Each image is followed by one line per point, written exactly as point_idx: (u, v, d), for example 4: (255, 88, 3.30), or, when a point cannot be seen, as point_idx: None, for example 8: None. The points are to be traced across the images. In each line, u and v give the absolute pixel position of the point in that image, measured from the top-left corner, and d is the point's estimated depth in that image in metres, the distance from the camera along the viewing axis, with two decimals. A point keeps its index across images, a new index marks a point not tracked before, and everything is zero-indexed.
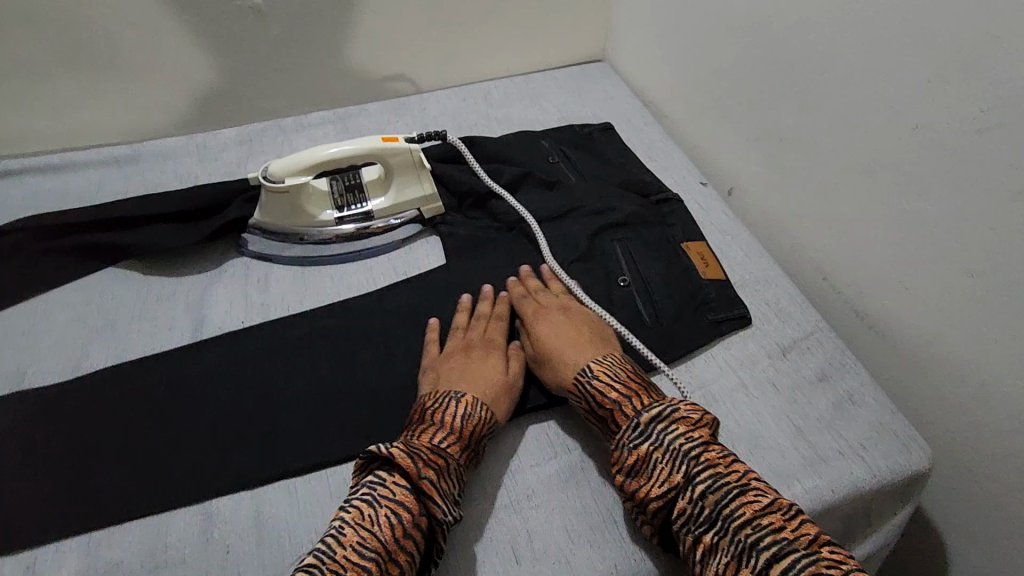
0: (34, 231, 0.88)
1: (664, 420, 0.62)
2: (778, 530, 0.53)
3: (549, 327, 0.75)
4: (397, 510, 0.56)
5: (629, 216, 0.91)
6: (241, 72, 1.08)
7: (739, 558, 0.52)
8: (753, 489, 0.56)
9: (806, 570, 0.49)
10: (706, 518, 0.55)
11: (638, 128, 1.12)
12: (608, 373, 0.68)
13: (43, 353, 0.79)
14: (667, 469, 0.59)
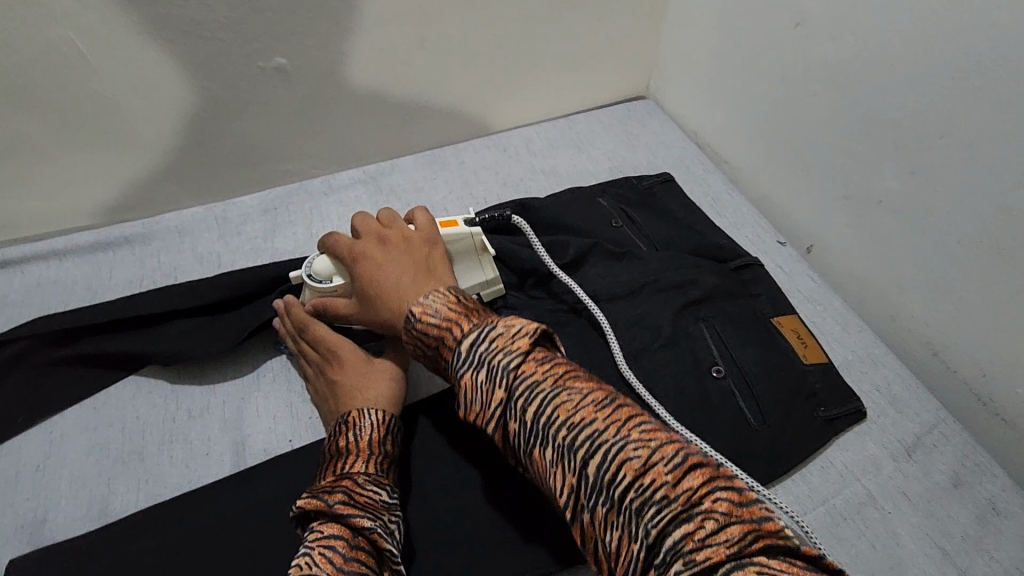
0: (34, 340, 0.76)
1: (479, 338, 0.54)
2: (591, 424, 0.48)
3: (380, 267, 0.68)
4: (328, 542, 0.51)
5: (713, 291, 0.82)
6: (259, 134, 0.98)
7: (563, 465, 0.48)
8: (571, 388, 0.51)
9: (613, 460, 0.46)
10: (531, 433, 0.51)
11: (697, 178, 1.03)
12: (429, 312, 0.59)
13: (62, 494, 0.68)
14: (490, 388, 0.53)
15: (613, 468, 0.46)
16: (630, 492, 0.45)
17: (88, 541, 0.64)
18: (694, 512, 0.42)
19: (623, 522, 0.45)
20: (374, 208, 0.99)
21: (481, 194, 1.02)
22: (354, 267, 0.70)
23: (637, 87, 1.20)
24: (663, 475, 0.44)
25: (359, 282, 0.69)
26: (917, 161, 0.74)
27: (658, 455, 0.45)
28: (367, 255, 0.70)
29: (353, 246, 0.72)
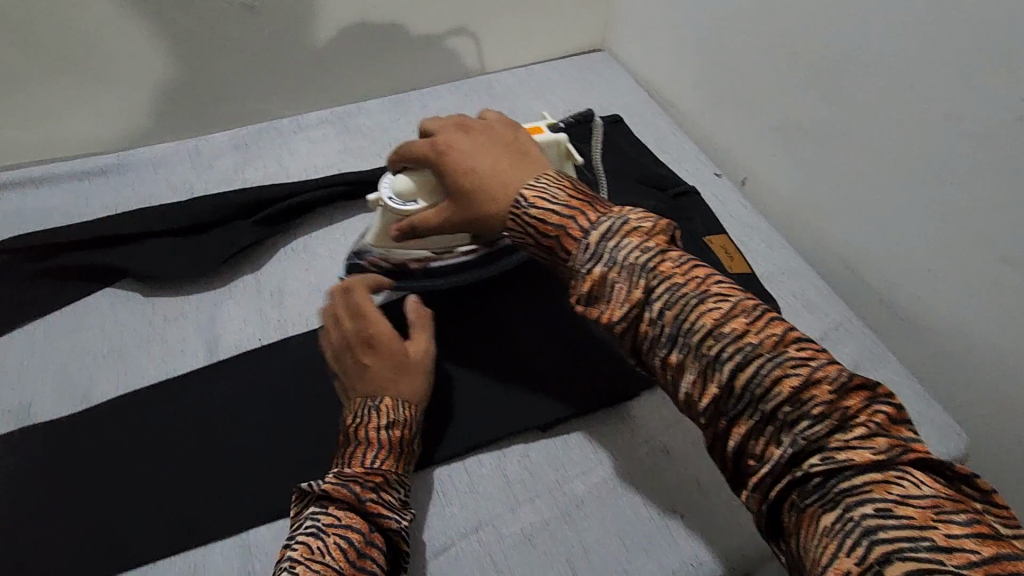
0: (14, 253, 0.81)
1: (614, 236, 0.54)
2: (740, 335, 0.48)
3: (469, 154, 0.65)
4: (345, 534, 0.54)
5: (650, 212, 0.90)
6: (231, 73, 1.04)
7: (704, 371, 0.49)
8: (719, 296, 0.50)
9: (769, 374, 0.47)
10: (670, 336, 0.51)
11: (645, 119, 1.10)
12: (544, 199, 0.59)
13: (46, 384, 0.73)
14: (626, 287, 0.52)
15: (768, 380, 0.47)
16: (786, 402, 0.46)
17: (69, 421, 0.70)
18: (848, 424, 0.45)
19: (771, 425, 0.47)
20: (341, 144, 1.05)
21: None
22: (435, 158, 0.67)
23: (593, 41, 1.27)
24: (826, 390, 0.46)
25: (448, 171, 0.65)
26: (825, 89, 0.82)
27: (819, 371, 0.47)
28: (456, 144, 0.66)
29: (434, 139, 0.68)
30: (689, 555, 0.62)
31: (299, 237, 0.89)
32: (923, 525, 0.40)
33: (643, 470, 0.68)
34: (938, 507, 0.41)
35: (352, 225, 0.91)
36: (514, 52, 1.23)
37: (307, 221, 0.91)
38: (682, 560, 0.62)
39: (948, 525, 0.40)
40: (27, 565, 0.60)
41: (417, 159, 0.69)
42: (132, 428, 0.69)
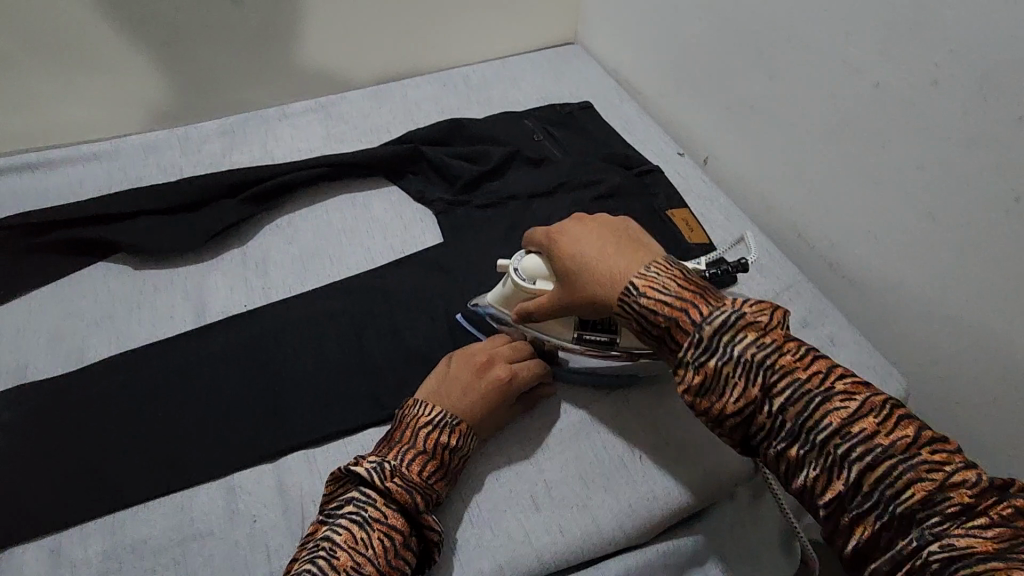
0: (9, 231, 0.86)
1: (728, 330, 0.54)
2: (865, 435, 0.48)
3: (587, 241, 0.65)
4: (389, 535, 0.56)
5: (615, 188, 0.95)
6: (217, 63, 1.09)
7: (828, 469, 0.49)
8: (850, 399, 0.50)
9: (901, 476, 0.46)
10: (790, 432, 0.51)
11: (615, 105, 1.16)
12: (656, 288, 0.59)
13: (41, 349, 0.77)
14: (743, 382, 0.52)
15: (887, 473, 0.47)
16: (912, 496, 0.46)
17: (63, 379, 0.74)
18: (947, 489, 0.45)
19: (897, 522, 0.46)
20: (325, 130, 1.10)
21: (423, 120, 1.13)
22: (551, 247, 0.67)
23: (567, 34, 1.33)
24: (944, 476, 0.46)
25: (561, 256, 0.66)
26: (774, 68, 0.88)
27: (927, 448, 0.47)
28: (572, 233, 0.67)
29: (550, 228, 0.68)
30: (643, 491, 0.68)
31: (282, 215, 0.94)
32: None
33: (606, 417, 0.73)
34: None
35: (333, 204, 0.95)
36: (489, 45, 1.29)
37: (290, 200, 0.96)
38: (638, 495, 0.67)
39: None
40: (23, 507, 0.63)
41: (540, 247, 0.69)
42: (124, 385, 0.74)
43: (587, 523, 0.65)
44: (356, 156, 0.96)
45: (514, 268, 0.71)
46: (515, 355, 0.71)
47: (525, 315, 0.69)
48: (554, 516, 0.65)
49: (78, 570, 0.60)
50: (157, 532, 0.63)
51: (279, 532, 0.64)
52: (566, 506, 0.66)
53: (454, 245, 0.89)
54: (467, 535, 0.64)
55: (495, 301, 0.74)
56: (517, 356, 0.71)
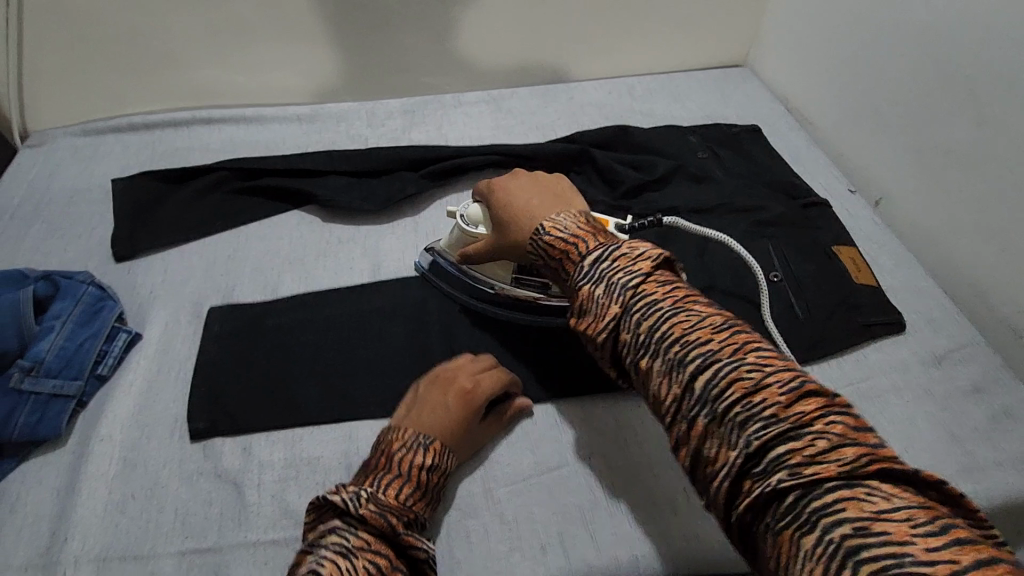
0: (229, 172, 0.99)
1: (607, 258, 0.58)
2: (703, 342, 0.49)
3: (517, 189, 0.74)
4: (374, 558, 0.53)
5: (778, 216, 0.94)
6: (411, 47, 1.16)
7: (668, 373, 0.50)
8: (695, 312, 0.52)
9: (728, 381, 0.47)
10: (646, 346, 0.53)
11: (780, 135, 1.15)
12: (559, 229, 0.64)
13: (245, 276, 0.89)
14: (609, 301, 0.56)
15: (720, 382, 0.47)
16: (739, 406, 0.46)
17: (261, 307, 0.84)
18: (805, 432, 0.43)
19: (745, 444, 0.45)
20: (495, 121, 1.17)
21: (586, 123, 1.18)
22: (487, 194, 0.76)
23: (735, 57, 1.32)
24: (778, 395, 0.45)
25: (495, 210, 0.74)
26: (983, 115, 0.83)
27: (772, 377, 0.46)
28: (505, 182, 0.76)
29: (491, 180, 0.77)
30: None
31: (452, 193, 1.01)
32: (902, 540, 0.36)
33: None
34: (909, 520, 0.37)
35: None
36: (660, 58, 1.29)
37: (459, 181, 1.03)
38: None
39: (924, 539, 0.36)
40: (225, 407, 0.73)
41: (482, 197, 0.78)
42: (310, 321, 0.83)
43: (724, 537, 0.65)
44: (528, 149, 1.02)
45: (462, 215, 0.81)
46: (479, 369, 0.72)
47: (469, 258, 0.79)
48: (690, 524, 0.66)
49: (263, 470, 0.69)
50: (328, 453, 0.71)
51: None
52: (703, 517, 0.66)
53: None
54: (605, 521, 0.66)
55: (445, 247, 0.85)
56: (480, 369, 0.72)
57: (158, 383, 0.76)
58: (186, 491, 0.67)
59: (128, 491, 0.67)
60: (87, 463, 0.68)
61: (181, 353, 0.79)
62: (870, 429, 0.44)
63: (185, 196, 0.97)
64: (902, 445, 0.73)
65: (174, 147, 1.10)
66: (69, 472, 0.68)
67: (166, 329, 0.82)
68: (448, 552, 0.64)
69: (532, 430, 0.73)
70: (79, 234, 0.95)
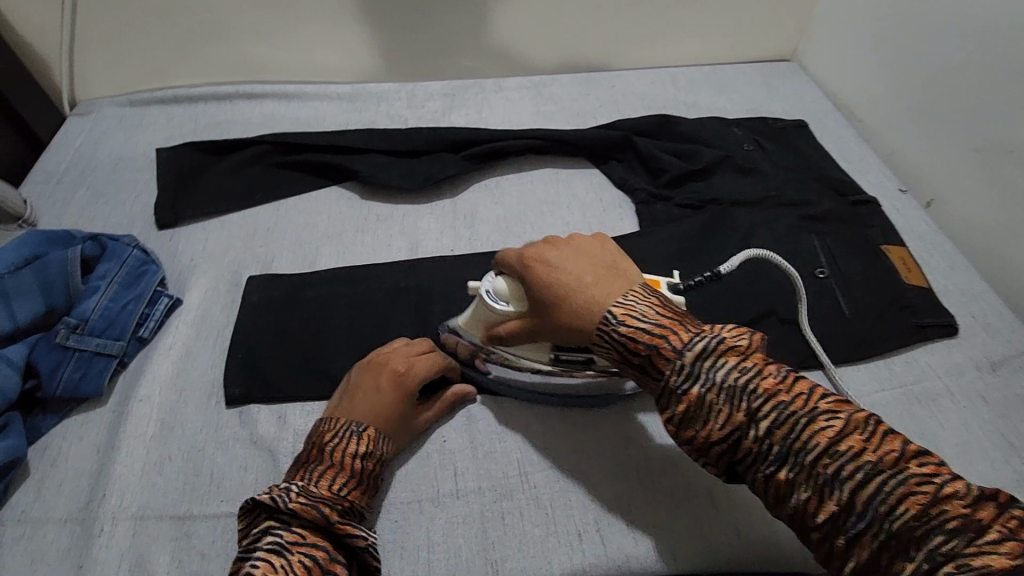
0: (270, 146, 0.99)
1: (708, 356, 0.52)
2: (855, 454, 0.46)
3: (558, 258, 0.62)
4: (310, 552, 0.51)
5: (827, 212, 0.91)
6: (453, 28, 1.14)
7: (820, 490, 0.47)
8: (826, 413, 0.49)
9: (894, 497, 0.44)
10: (777, 456, 0.49)
11: (830, 130, 1.11)
12: (634, 315, 0.56)
13: (283, 249, 0.89)
14: (726, 409, 0.51)
15: (891, 499, 0.44)
16: (915, 521, 0.43)
17: (298, 279, 0.84)
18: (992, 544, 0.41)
19: (896, 545, 0.43)
20: (535, 107, 1.16)
21: (629, 112, 1.15)
22: (522, 273, 0.63)
23: (784, 50, 1.28)
24: (959, 507, 0.43)
25: (533, 286, 0.62)
26: None
27: (941, 486, 0.44)
28: (542, 253, 0.63)
29: (523, 251, 0.64)
30: None
31: (491, 176, 1.00)
32: None
33: None
34: None
35: (538, 175, 1.00)
36: (706, 49, 1.26)
37: (499, 164, 1.01)
38: None
39: None
40: (262, 376, 0.73)
41: (511, 271, 0.65)
42: (346, 295, 0.82)
43: (767, 534, 0.63)
44: (570, 134, 1.00)
45: (488, 290, 0.67)
46: (415, 352, 0.70)
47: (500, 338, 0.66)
48: (732, 517, 0.64)
49: (298, 439, 0.69)
50: None
51: (466, 456, 0.68)
52: (746, 511, 0.64)
53: (653, 234, 0.90)
54: (643, 511, 0.64)
55: (465, 326, 0.71)
56: (417, 352, 0.70)
57: (196, 348, 0.76)
58: (222, 456, 0.67)
59: (165, 452, 0.67)
60: (126, 423, 0.68)
61: (219, 320, 0.80)
62: None
63: (226, 168, 0.97)
64: (955, 451, 0.70)
65: (216, 120, 1.11)
66: (108, 430, 0.68)
67: (205, 296, 0.82)
68: (482, 532, 0.63)
69: (569, 415, 0.71)
70: (123, 201, 0.96)
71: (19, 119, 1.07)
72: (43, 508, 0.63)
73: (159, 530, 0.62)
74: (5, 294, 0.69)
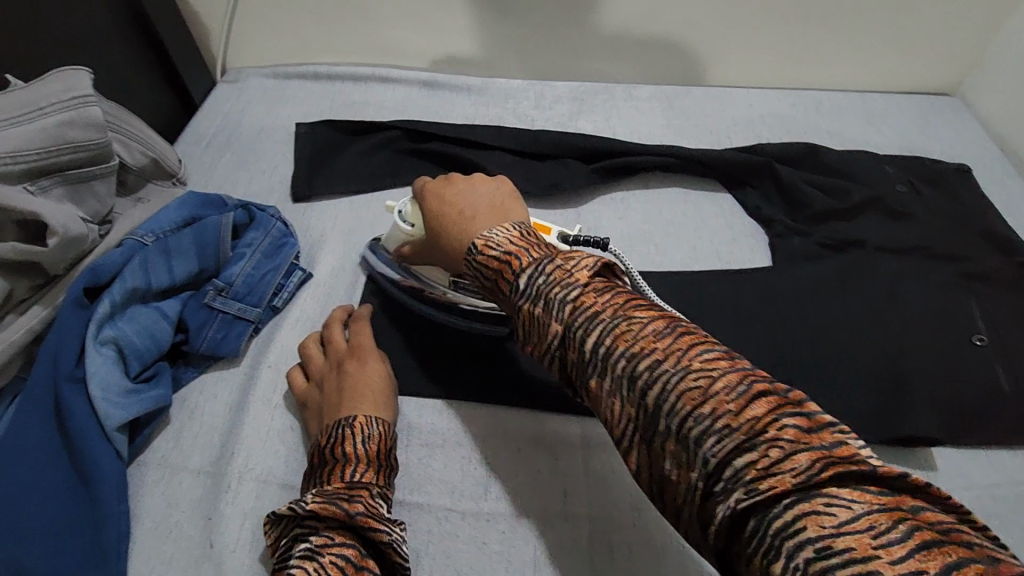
0: (401, 132, 1.00)
1: (540, 269, 0.51)
2: (649, 356, 0.43)
3: (450, 194, 0.66)
4: (340, 550, 0.51)
5: (992, 272, 0.82)
6: (590, 29, 1.11)
7: (624, 397, 0.44)
8: (632, 318, 0.46)
9: (679, 394, 0.41)
10: (590, 365, 0.47)
11: (994, 180, 1.01)
12: (491, 245, 0.56)
13: None
14: (547, 321, 0.49)
15: (670, 396, 0.42)
16: (690, 420, 0.40)
17: None
18: (757, 440, 0.38)
19: (683, 452, 0.41)
20: (665, 119, 1.12)
21: (766, 135, 1.09)
22: (423, 205, 0.68)
23: (947, 84, 1.17)
24: (727, 405, 0.40)
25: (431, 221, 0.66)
26: None
27: (716, 382, 0.41)
28: (438, 189, 0.67)
29: (427, 181, 0.70)
30: None
31: (618, 190, 0.98)
32: (866, 560, 0.31)
33: None
34: (873, 530, 0.33)
35: (666, 192, 0.97)
36: (857, 77, 1.16)
37: (626, 178, 0.99)
38: None
39: (889, 551, 0.31)
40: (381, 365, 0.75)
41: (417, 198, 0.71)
42: None
43: None
44: (705, 154, 0.96)
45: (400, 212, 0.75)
46: (354, 333, 0.72)
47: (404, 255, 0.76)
48: None
49: (411, 434, 0.70)
50: (474, 429, 0.71)
51: (576, 477, 0.67)
52: None
53: (788, 272, 0.85)
54: None
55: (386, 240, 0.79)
56: (350, 333, 0.72)
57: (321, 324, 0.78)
58: None
59: (288, 422, 0.70)
60: (256, 388, 0.72)
61: (344, 300, 0.82)
62: (827, 425, 0.38)
63: (358, 150, 1.00)
64: None
65: (352, 100, 1.14)
66: (240, 392, 0.72)
67: (332, 273, 0.85)
68: (591, 559, 0.62)
69: None
70: (264, 170, 1.01)
71: (178, 79, 1.12)
72: (179, 457, 0.67)
73: (278, 498, 0.65)
74: (167, 252, 0.73)
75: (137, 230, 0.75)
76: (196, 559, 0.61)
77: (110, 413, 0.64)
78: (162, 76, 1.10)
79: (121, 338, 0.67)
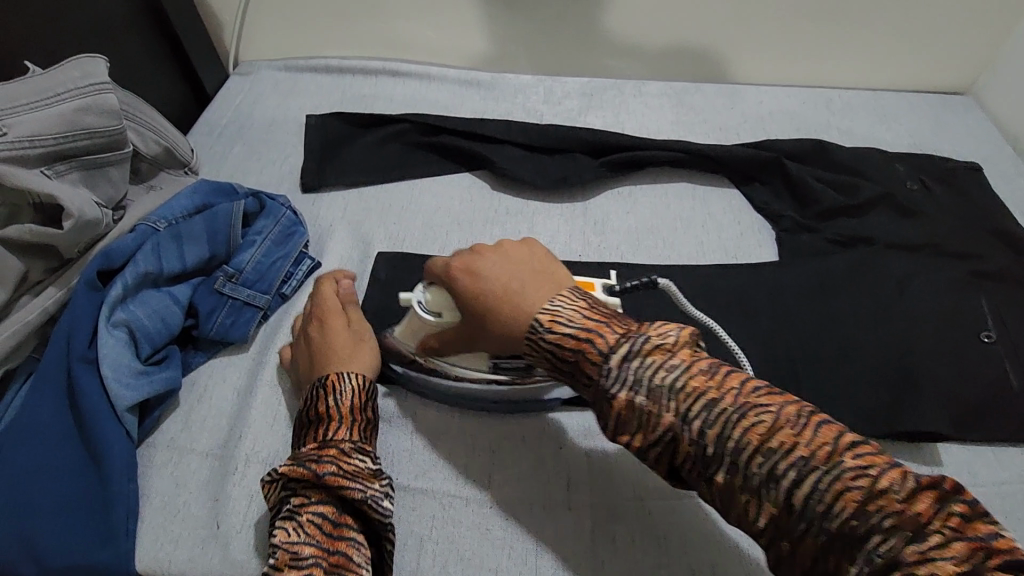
0: (411, 125, 1.00)
1: (637, 354, 0.50)
2: (789, 452, 0.45)
3: (486, 268, 0.60)
4: (314, 511, 0.56)
5: (1002, 270, 0.82)
6: (601, 25, 1.11)
7: (760, 493, 0.45)
8: (754, 409, 0.47)
9: (827, 493, 0.43)
10: (715, 457, 0.47)
11: (1006, 179, 1.00)
12: (560, 320, 0.54)
13: (417, 229, 0.92)
14: (656, 411, 0.49)
15: (826, 497, 0.43)
16: (854, 519, 0.42)
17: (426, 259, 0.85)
18: (918, 533, 0.40)
19: (838, 545, 0.42)
20: (675, 115, 1.12)
21: (775, 132, 1.09)
22: (450, 285, 0.61)
23: (960, 83, 1.16)
24: (857, 495, 0.42)
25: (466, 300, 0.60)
26: None
27: (870, 476, 0.42)
28: (466, 263, 0.61)
29: (449, 260, 0.62)
30: None
31: (626, 185, 0.98)
32: None
33: None
34: None
35: (673, 187, 0.97)
36: (868, 74, 1.16)
37: (634, 172, 0.99)
38: None
39: None
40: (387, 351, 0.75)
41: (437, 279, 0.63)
42: None
43: None
44: (713, 150, 0.95)
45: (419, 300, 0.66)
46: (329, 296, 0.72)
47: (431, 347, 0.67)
48: None
49: (416, 420, 0.71)
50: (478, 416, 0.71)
51: (580, 465, 0.68)
52: None
53: (794, 266, 0.85)
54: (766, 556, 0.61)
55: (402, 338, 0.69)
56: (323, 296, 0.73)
57: None
58: None
59: (294, 406, 0.70)
60: (263, 372, 0.73)
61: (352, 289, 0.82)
62: (979, 510, 0.41)
63: (368, 142, 1.00)
64: None
65: (362, 93, 1.15)
66: (248, 375, 0.73)
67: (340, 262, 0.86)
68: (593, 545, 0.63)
69: None
70: (274, 160, 1.02)
71: (192, 70, 1.14)
72: (188, 439, 0.68)
73: None
74: (179, 237, 0.74)
75: (150, 215, 0.76)
76: (203, 538, 0.62)
77: (121, 393, 0.65)
78: (176, 66, 1.11)
79: (133, 320, 0.69)
